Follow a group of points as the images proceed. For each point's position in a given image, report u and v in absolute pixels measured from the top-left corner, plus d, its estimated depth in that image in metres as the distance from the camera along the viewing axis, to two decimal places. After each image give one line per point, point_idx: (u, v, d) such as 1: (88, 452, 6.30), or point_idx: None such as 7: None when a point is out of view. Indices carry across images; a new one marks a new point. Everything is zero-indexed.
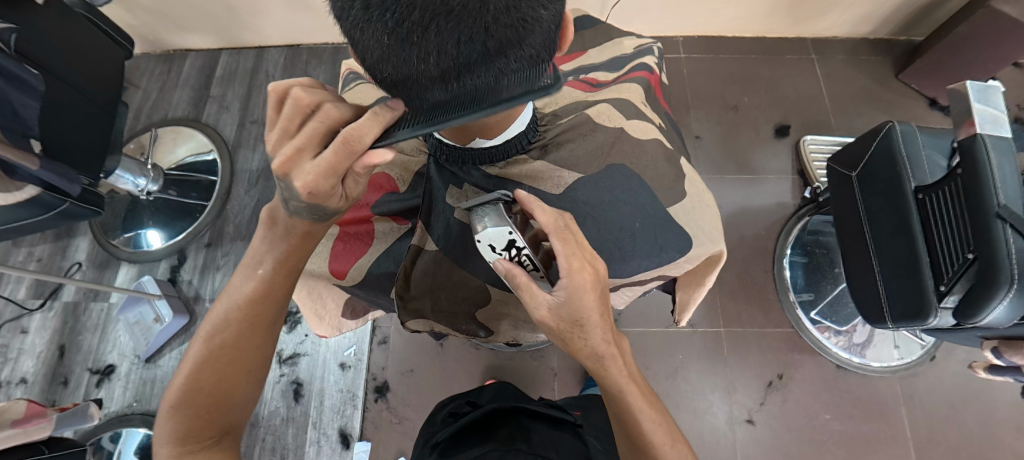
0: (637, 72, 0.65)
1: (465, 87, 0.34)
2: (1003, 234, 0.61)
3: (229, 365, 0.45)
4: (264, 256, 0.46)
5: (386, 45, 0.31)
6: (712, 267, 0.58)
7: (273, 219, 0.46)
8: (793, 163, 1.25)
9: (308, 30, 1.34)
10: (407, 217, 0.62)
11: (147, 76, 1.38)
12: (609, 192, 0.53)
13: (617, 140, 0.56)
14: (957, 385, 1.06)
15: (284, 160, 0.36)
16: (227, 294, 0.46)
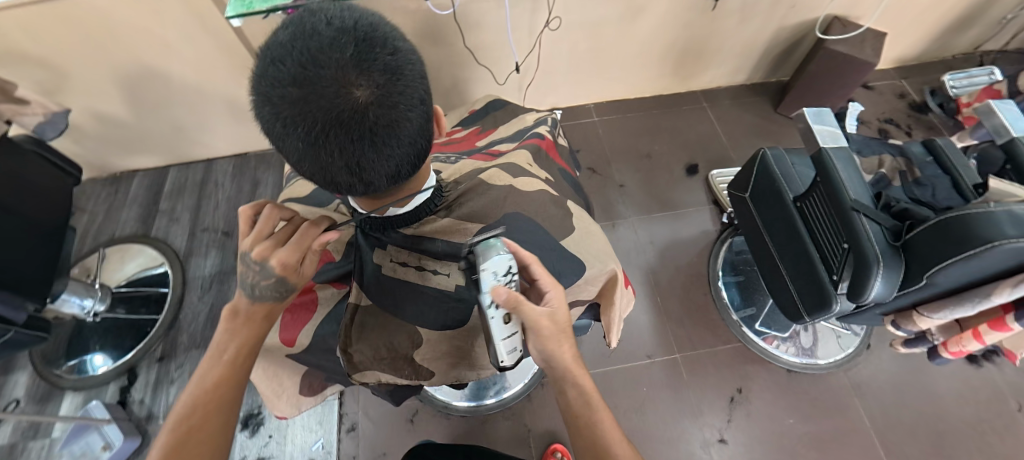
0: (529, 140, 0.76)
1: (370, 171, 0.41)
2: (861, 223, 0.74)
3: (195, 459, 0.44)
4: (228, 341, 0.50)
5: (298, 149, 0.38)
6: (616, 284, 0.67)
7: (235, 308, 0.51)
8: (707, 195, 1.42)
9: (254, 138, 1.44)
10: (345, 281, 0.63)
11: (92, 200, 1.40)
12: (520, 235, 0.61)
13: (509, 194, 0.63)
14: (893, 367, 1.16)
15: (262, 248, 0.49)
16: (187, 389, 0.47)
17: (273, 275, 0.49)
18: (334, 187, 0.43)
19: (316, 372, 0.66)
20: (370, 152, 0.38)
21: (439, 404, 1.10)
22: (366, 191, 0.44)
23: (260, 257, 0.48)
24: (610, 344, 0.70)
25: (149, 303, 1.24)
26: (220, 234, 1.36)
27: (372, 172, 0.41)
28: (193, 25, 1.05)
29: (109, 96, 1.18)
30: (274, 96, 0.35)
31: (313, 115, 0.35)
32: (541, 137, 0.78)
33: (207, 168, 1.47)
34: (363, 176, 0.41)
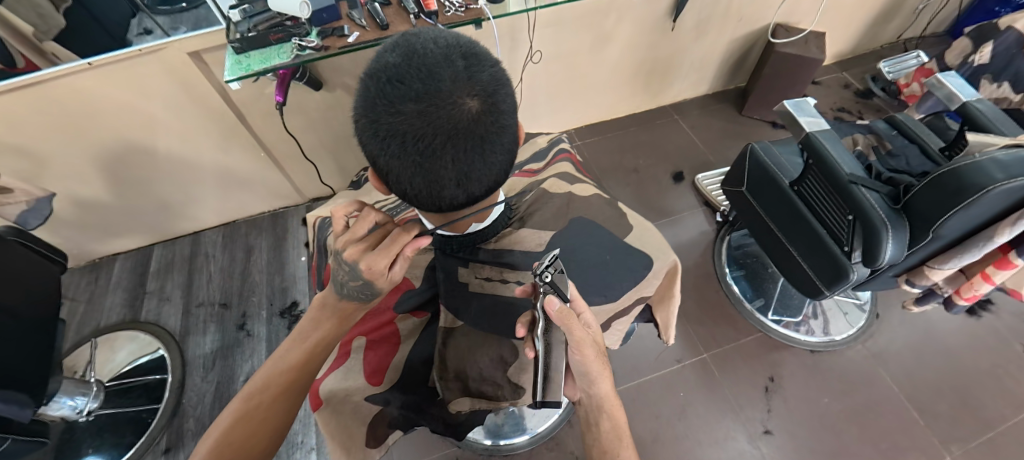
0: (561, 156, 0.82)
1: (475, 179, 0.43)
2: (861, 193, 0.79)
3: (255, 422, 0.53)
4: (311, 330, 0.60)
5: (414, 167, 0.40)
6: (675, 280, 0.70)
7: (324, 302, 0.61)
8: (698, 198, 1.49)
9: (244, 204, 1.41)
10: (425, 308, 0.69)
11: (71, 292, 1.31)
12: (579, 242, 0.66)
13: (570, 201, 0.70)
14: (906, 331, 1.21)
15: (354, 250, 0.52)
16: (272, 362, 0.58)
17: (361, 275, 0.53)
18: (435, 202, 0.46)
19: (383, 412, 0.63)
20: (478, 160, 0.41)
21: (481, 447, 1.05)
22: (464, 201, 0.47)
23: (355, 257, 0.52)
24: (666, 341, 0.74)
25: (147, 392, 1.15)
26: (218, 307, 1.30)
27: (477, 179, 0.44)
28: (177, 94, 1.01)
29: (90, 179, 1.13)
30: (393, 121, 0.37)
31: (433, 131, 0.38)
32: (569, 151, 0.84)
33: (195, 241, 1.42)
34: (468, 185, 0.44)
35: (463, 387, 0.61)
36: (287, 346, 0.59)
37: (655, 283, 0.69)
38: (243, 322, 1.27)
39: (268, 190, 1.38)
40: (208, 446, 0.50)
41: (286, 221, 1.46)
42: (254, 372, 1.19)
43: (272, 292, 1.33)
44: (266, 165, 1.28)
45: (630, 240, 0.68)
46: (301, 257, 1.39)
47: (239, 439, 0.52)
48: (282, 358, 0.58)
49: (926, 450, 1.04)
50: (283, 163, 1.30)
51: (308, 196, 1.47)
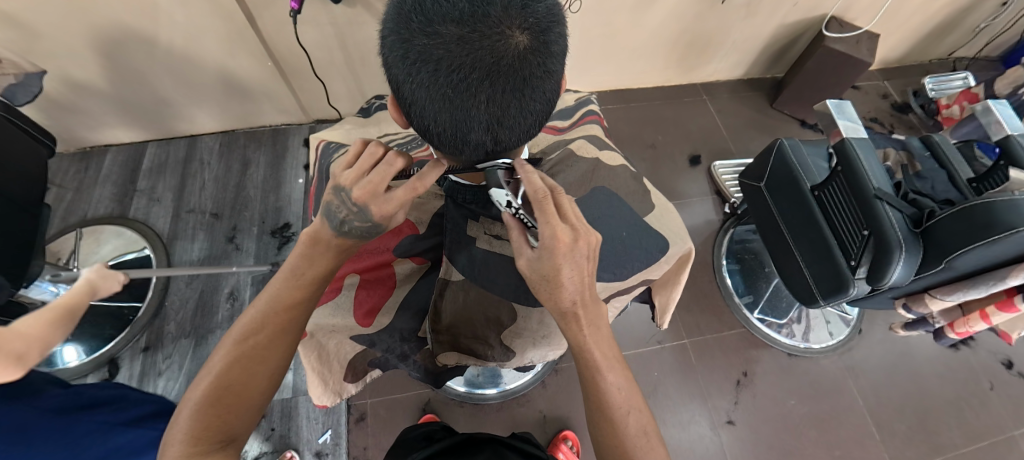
0: (589, 117, 0.79)
1: (506, 127, 0.40)
2: (883, 210, 0.76)
3: (253, 364, 0.47)
4: (307, 263, 0.52)
5: (443, 100, 0.37)
6: (685, 266, 0.68)
7: (316, 238, 0.52)
8: (710, 185, 1.45)
9: (245, 115, 1.35)
10: (426, 255, 0.67)
11: (59, 177, 1.28)
12: (597, 210, 0.65)
13: (596, 168, 0.69)
14: (884, 350, 1.23)
15: (365, 191, 0.48)
16: (264, 296, 0.50)
17: (370, 219, 0.50)
18: (459, 146, 0.42)
19: (367, 351, 0.64)
20: (514, 106, 0.38)
21: (455, 393, 1.08)
22: (491, 150, 0.43)
23: (361, 202, 0.49)
24: (659, 326, 0.73)
25: (131, 289, 1.15)
26: (208, 216, 1.27)
27: (509, 127, 0.40)
28: None
29: (83, 61, 1.06)
30: (430, 43, 0.34)
31: (472, 63, 0.34)
32: (598, 114, 0.80)
33: (190, 145, 1.37)
34: (498, 133, 0.40)
35: (454, 343, 0.64)
36: (278, 281, 0.51)
37: (666, 267, 0.66)
38: (232, 235, 1.25)
39: (272, 103, 1.32)
40: (202, 391, 0.45)
41: (286, 139, 1.41)
42: (240, 286, 1.19)
43: (266, 210, 1.30)
44: (272, 77, 1.21)
45: (640, 219, 0.66)
46: (298, 179, 1.35)
47: (237, 383, 0.46)
48: (273, 293, 0.51)
49: None
50: (290, 78, 1.22)
51: (312, 117, 1.41)
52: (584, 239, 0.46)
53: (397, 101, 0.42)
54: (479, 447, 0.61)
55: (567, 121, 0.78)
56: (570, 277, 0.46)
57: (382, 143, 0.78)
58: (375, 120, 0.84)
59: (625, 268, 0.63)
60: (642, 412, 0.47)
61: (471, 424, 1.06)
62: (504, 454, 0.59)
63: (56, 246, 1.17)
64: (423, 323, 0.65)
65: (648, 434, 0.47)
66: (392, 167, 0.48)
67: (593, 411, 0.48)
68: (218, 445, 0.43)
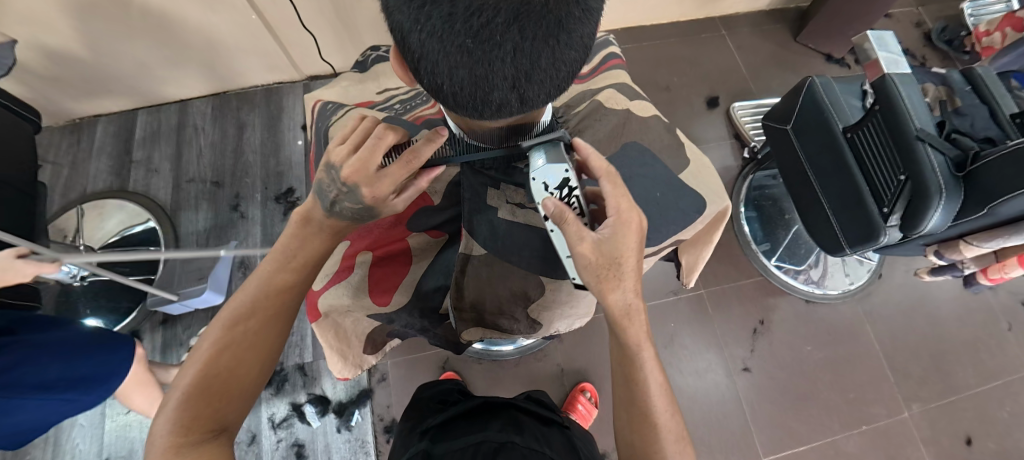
0: (610, 61, 0.72)
1: (535, 82, 0.35)
2: (924, 152, 0.70)
3: (243, 350, 0.46)
4: (298, 247, 0.51)
5: (461, 53, 0.31)
6: (719, 224, 0.64)
7: (308, 216, 0.51)
8: (728, 129, 1.37)
9: (234, 75, 1.27)
10: (444, 228, 0.64)
11: (52, 151, 1.24)
12: (625, 168, 0.61)
13: (627, 120, 0.64)
14: (904, 294, 1.20)
15: (354, 170, 0.43)
16: (253, 281, 0.49)
17: (362, 202, 0.46)
18: (479, 107, 0.37)
19: (384, 326, 0.63)
20: (545, 56, 0.33)
21: (474, 351, 1.08)
22: (516, 111, 0.38)
23: (352, 182, 0.44)
24: (685, 284, 0.70)
25: (141, 263, 1.16)
26: (209, 185, 1.24)
27: (538, 82, 0.35)
28: None
29: (56, 27, 0.98)
30: None
31: (496, 4, 0.29)
32: (619, 57, 0.73)
33: (182, 110, 1.30)
34: (526, 90, 0.35)
35: (479, 320, 0.61)
36: (268, 262, 0.50)
37: (700, 227, 0.62)
38: (236, 203, 1.23)
39: (261, 60, 1.23)
40: (191, 378, 0.43)
41: (281, 99, 1.34)
42: (250, 254, 1.17)
43: (267, 176, 1.26)
44: (259, 32, 1.11)
45: (674, 178, 0.62)
46: (297, 141, 1.30)
47: (227, 371, 0.45)
48: (262, 276, 0.50)
49: (890, 404, 1.10)
50: (278, 32, 1.13)
51: (305, 73, 1.33)
52: (634, 222, 0.48)
53: (401, 54, 0.36)
54: (496, 412, 0.61)
55: (587, 66, 0.72)
56: (631, 260, 0.47)
57: (382, 100, 0.72)
58: (373, 75, 0.78)
59: (658, 232, 0.59)
60: (677, 417, 0.47)
61: (491, 379, 1.08)
62: (522, 420, 0.59)
63: (58, 223, 1.16)
64: (445, 300, 0.63)
65: (681, 438, 0.46)
66: (382, 140, 0.43)
67: (633, 415, 0.47)
68: (210, 435, 0.42)
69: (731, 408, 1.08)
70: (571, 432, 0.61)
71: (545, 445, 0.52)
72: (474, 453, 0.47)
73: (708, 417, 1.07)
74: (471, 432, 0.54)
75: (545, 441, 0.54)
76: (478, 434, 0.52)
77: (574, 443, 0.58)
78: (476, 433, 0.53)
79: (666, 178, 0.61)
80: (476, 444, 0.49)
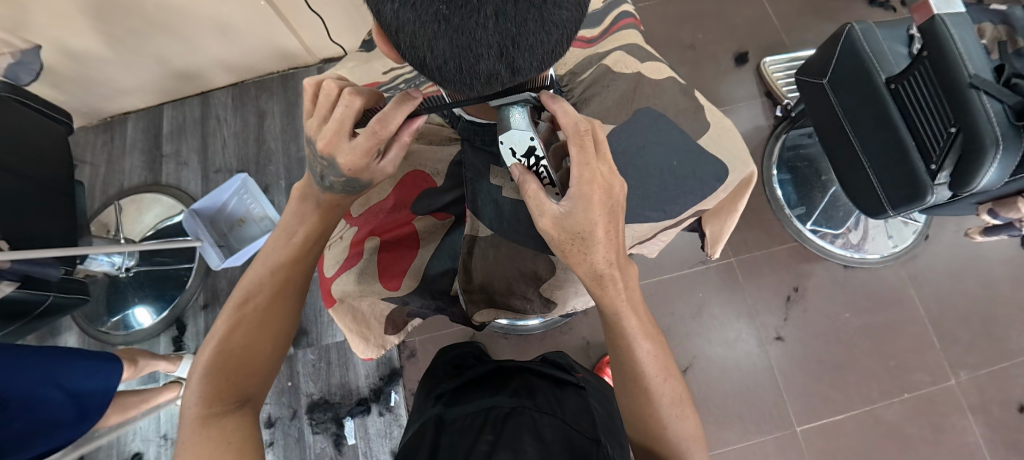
0: (623, 21, 0.67)
1: (524, 50, 0.32)
2: (978, 100, 0.63)
3: (256, 325, 0.48)
4: (297, 225, 0.53)
5: (437, 21, 0.29)
6: (745, 190, 0.60)
7: (306, 193, 0.52)
8: (759, 87, 1.29)
9: (250, 64, 1.27)
10: (449, 210, 0.65)
11: (90, 150, 1.30)
12: (642, 137, 0.58)
13: (638, 85, 0.61)
14: (954, 255, 1.12)
15: (326, 142, 0.43)
16: (259, 262, 0.51)
17: (343, 174, 0.45)
18: (467, 81, 0.35)
19: (402, 307, 0.62)
20: (532, 20, 0.30)
21: (499, 326, 1.09)
22: (508, 82, 0.36)
23: (326, 152, 0.43)
24: (710, 256, 0.67)
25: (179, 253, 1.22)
26: (236, 175, 1.27)
27: (527, 49, 0.32)
28: None
29: (77, 29, 1.00)
30: None
31: None
32: (634, 16, 0.68)
33: (204, 102, 1.33)
34: (515, 59, 0.33)
35: (490, 300, 0.61)
36: (270, 241, 0.52)
37: (722, 196, 0.59)
38: (263, 191, 1.26)
39: (273, 47, 1.22)
40: (209, 355, 0.45)
41: (296, 85, 1.34)
42: None
43: (290, 163, 1.28)
44: (269, 18, 1.10)
45: (692, 144, 0.58)
46: None
47: (242, 345, 0.47)
48: (266, 255, 0.51)
49: (935, 371, 1.05)
50: (287, 17, 1.12)
51: (318, 57, 1.32)
52: (610, 187, 0.42)
53: (383, 32, 0.35)
54: (509, 376, 0.62)
55: (596, 29, 0.68)
56: (606, 234, 0.42)
57: (389, 80, 0.71)
58: (379, 54, 0.76)
59: (674, 204, 0.57)
60: (672, 379, 0.47)
61: (518, 353, 1.09)
62: (534, 382, 0.60)
63: (102, 219, 1.23)
64: (455, 282, 0.63)
65: (681, 401, 0.47)
66: (352, 107, 0.41)
67: (627, 382, 0.47)
68: (235, 406, 0.43)
69: (763, 377, 1.06)
70: (586, 392, 0.62)
71: (557, 407, 0.52)
72: (484, 421, 0.49)
73: (738, 387, 1.06)
74: (482, 397, 0.55)
75: (559, 403, 0.54)
76: (489, 399, 0.54)
77: (591, 403, 0.59)
78: (489, 397, 0.55)
79: (688, 146, 0.58)
80: (487, 408, 0.51)
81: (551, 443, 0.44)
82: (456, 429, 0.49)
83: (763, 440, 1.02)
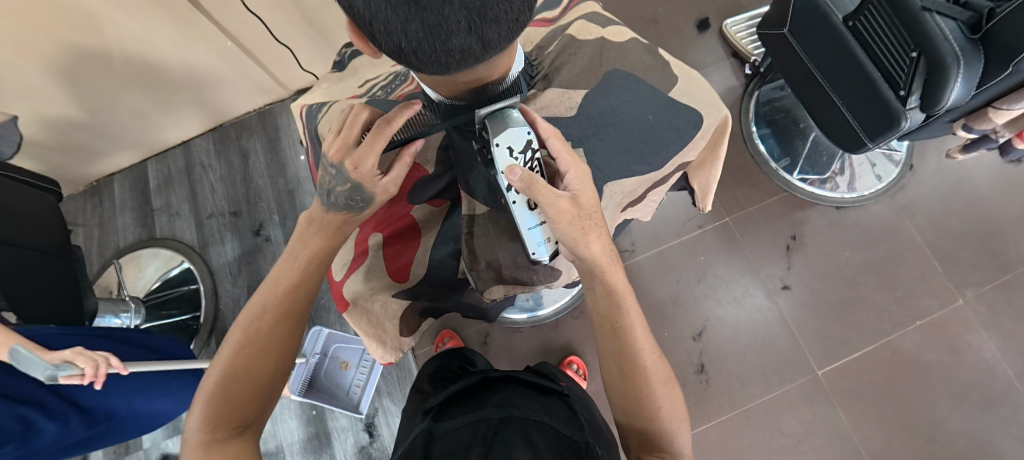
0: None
1: (491, 21, 0.34)
2: (932, 21, 0.64)
3: (258, 350, 0.48)
4: (300, 249, 0.53)
5: (406, 3, 0.30)
6: (723, 134, 0.63)
7: (311, 218, 0.54)
8: (725, 49, 1.31)
9: (226, 106, 1.28)
10: (445, 196, 0.64)
11: (81, 216, 1.30)
12: (615, 96, 0.59)
13: (604, 49, 0.61)
14: (940, 180, 1.14)
15: (339, 148, 0.49)
16: (264, 286, 0.52)
17: (348, 180, 0.50)
18: (442, 60, 0.36)
19: (414, 302, 0.67)
20: None
21: (524, 322, 1.10)
22: (480, 56, 0.38)
23: (338, 161, 0.50)
24: (702, 209, 0.72)
25: (185, 302, 1.22)
26: (229, 217, 1.28)
27: (493, 21, 0.34)
28: None
29: (52, 98, 1.01)
30: None
31: None
32: None
33: (187, 151, 1.34)
34: (484, 31, 0.34)
35: (497, 275, 0.62)
36: (278, 265, 0.53)
37: (701, 143, 0.62)
38: (258, 228, 1.27)
39: (245, 85, 1.23)
40: (214, 380, 0.46)
41: (274, 120, 1.35)
42: None
43: (280, 197, 1.29)
44: (238, 56, 1.11)
45: (664, 97, 0.60)
46: (300, 156, 1.31)
47: (246, 368, 0.47)
48: (273, 279, 0.52)
49: (941, 294, 1.06)
50: (256, 53, 1.13)
51: (291, 88, 1.33)
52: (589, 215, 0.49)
53: (353, 22, 0.36)
54: (496, 387, 0.62)
55: (557, 9, 0.70)
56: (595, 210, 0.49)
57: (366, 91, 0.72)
58: (352, 71, 0.78)
59: (657, 156, 0.60)
60: (661, 368, 0.49)
61: (533, 344, 1.10)
62: (520, 390, 0.60)
63: (104, 280, 1.23)
64: (461, 262, 0.65)
65: (670, 386, 0.49)
66: (361, 118, 0.50)
67: (616, 374, 0.49)
68: (235, 431, 0.45)
69: (776, 328, 1.08)
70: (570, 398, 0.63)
71: (544, 416, 0.53)
72: (475, 430, 0.49)
73: (753, 341, 1.07)
74: (471, 413, 0.54)
75: (545, 411, 0.55)
76: (477, 412, 0.54)
77: (575, 408, 0.60)
78: (477, 410, 0.55)
79: (661, 108, 0.59)
80: (477, 423, 0.51)
81: (541, 446, 0.45)
82: (452, 437, 0.50)
83: (787, 389, 1.04)
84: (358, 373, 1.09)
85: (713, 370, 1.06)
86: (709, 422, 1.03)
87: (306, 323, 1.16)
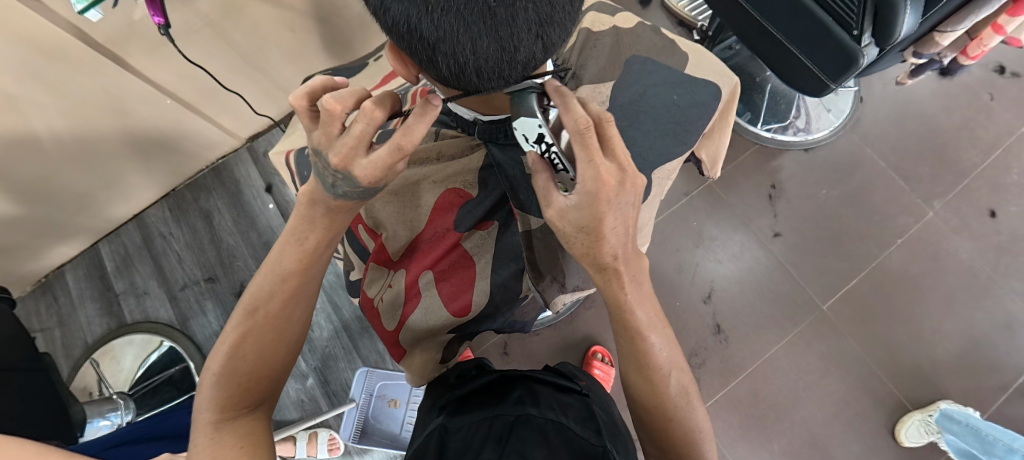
0: None
1: (557, 23, 0.33)
2: None
3: (269, 329, 0.46)
4: (308, 230, 0.47)
5: (483, 17, 0.29)
6: (734, 99, 0.68)
7: (313, 198, 0.46)
8: (670, 20, 1.35)
9: (176, 168, 1.19)
10: (491, 218, 0.64)
11: (35, 319, 1.17)
12: (645, 80, 0.63)
13: (619, 38, 0.66)
14: (890, 106, 1.22)
15: (342, 157, 0.40)
16: (268, 267, 0.47)
17: (359, 185, 0.43)
18: (507, 73, 0.36)
19: (459, 334, 0.66)
20: None
21: (539, 324, 1.08)
22: (540, 60, 0.37)
23: (344, 168, 0.41)
24: (711, 176, 0.76)
25: (176, 385, 1.13)
26: (205, 283, 1.19)
27: (558, 23, 0.33)
28: (32, 66, 0.73)
29: None
30: None
31: None
32: None
33: (141, 225, 1.23)
34: (549, 35, 0.34)
35: (562, 286, 0.64)
36: (279, 245, 0.48)
37: (719, 110, 0.66)
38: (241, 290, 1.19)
39: (193, 142, 1.15)
40: (221, 362, 0.44)
41: (231, 173, 1.26)
42: None
43: (256, 252, 1.21)
44: (180, 112, 1.03)
45: (682, 74, 0.64)
46: (269, 205, 1.24)
47: (254, 351, 0.45)
48: (276, 261, 0.47)
49: (914, 210, 1.14)
50: (199, 106, 1.05)
51: (244, 136, 1.26)
52: (629, 180, 0.39)
53: (409, 49, 0.34)
54: (510, 385, 0.53)
55: None
56: (614, 228, 0.40)
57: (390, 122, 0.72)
58: None
59: (691, 133, 0.64)
60: (681, 371, 0.46)
61: (553, 343, 1.09)
62: (537, 389, 0.51)
63: (80, 382, 1.12)
64: (523, 281, 0.64)
65: (689, 394, 0.46)
66: (369, 123, 0.38)
67: (631, 367, 0.46)
68: (243, 411, 0.44)
69: (775, 274, 1.12)
70: (591, 399, 0.53)
71: (564, 415, 0.45)
72: (489, 430, 0.43)
73: (758, 292, 1.11)
74: (484, 412, 0.47)
75: (564, 410, 0.46)
76: (492, 409, 0.47)
77: (594, 408, 0.50)
78: (494, 408, 0.48)
79: (675, 90, 0.63)
80: (494, 418, 0.44)
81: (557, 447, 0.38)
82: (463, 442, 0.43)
83: (800, 329, 1.08)
84: (409, 409, 1.08)
85: (728, 328, 1.09)
86: (736, 378, 1.06)
87: (315, 376, 1.10)
